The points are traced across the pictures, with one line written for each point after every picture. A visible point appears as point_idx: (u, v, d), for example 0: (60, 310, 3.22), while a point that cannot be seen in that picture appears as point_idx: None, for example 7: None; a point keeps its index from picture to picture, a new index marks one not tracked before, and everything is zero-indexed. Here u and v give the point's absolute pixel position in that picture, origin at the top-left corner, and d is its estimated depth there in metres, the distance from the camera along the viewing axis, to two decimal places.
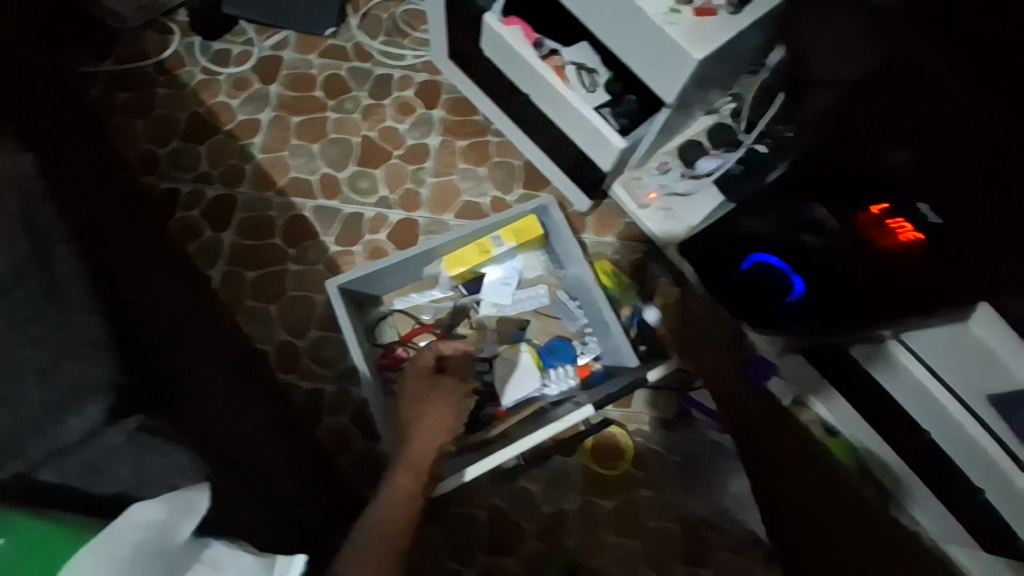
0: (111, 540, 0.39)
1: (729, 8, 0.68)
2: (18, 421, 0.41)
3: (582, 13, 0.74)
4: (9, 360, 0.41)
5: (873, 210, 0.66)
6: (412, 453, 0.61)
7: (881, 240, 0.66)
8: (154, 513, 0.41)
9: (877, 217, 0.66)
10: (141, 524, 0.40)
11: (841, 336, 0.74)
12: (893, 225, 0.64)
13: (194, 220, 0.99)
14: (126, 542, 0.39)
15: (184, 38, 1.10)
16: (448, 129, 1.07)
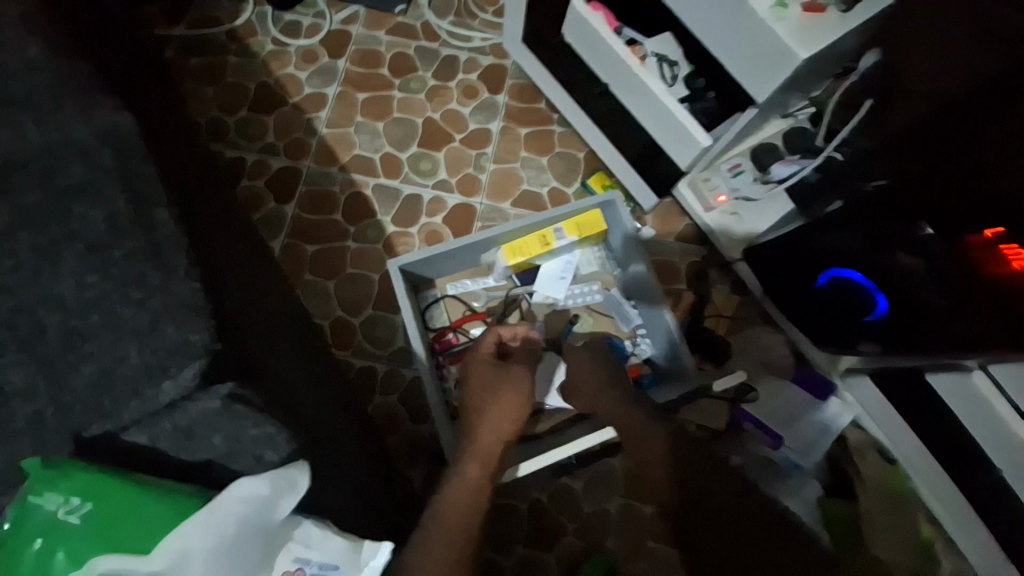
0: (214, 512, 0.39)
1: (840, 6, 0.64)
2: (129, 379, 0.43)
3: (676, 3, 0.71)
4: (117, 319, 0.44)
5: (986, 234, 0.55)
6: (480, 443, 0.61)
7: (990, 268, 0.55)
8: (257, 488, 0.40)
9: (990, 241, 0.55)
10: (244, 498, 0.40)
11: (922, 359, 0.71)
12: (1006, 252, 0.53)
13: (258, 190, 1.00)
14: (230, 517, 0.39)
15: (257, 6, 1.11)
16: (512, 115, 1.06)
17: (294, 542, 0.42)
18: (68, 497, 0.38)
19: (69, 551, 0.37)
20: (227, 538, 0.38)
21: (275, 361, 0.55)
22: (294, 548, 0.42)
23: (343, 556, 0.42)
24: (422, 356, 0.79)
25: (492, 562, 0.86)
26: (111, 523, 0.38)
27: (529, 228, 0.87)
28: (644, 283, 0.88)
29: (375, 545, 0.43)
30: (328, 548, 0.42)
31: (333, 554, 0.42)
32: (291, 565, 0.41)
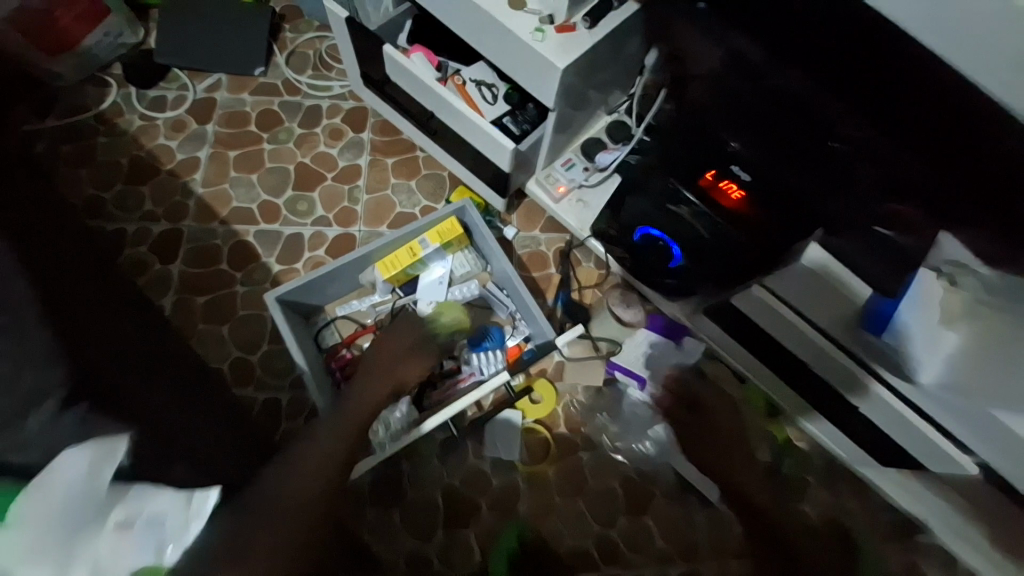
0: (47, 484, 0.46)
1: (586, 23, 0.80)
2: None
3: (474, 39, 0.86)
4: None
5: (709, 176, 0.77)
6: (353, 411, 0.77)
7: (721, 201, 0.78)
8: (79, 459, 0.48)
9: (712, 181, 0.77)
10: (70, 466, 0.47)
11: (737, 293, 0.89)
12: (724, 186, 0.76)
13: (143, 255, 1.05)
14: (60, 483, 0.46)
15: (121, 89, 1.18)
16: (378, 149, 1.17)
17: (129, 500, 0.48)
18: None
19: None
20: (56, 505, 0.45)
21: (151, 391, 0.62)
22: (127, 504, 0.48)
23: (172, 506, 0.49)
24: (306, 367, 0.87)
25: (419, 551, 0.94)
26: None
27: (397, 242, 0.99)
28: (508, 273, 1.01)
29: (204, 493, 0.51)
30: (164, 498, 0.50)
31: (167, 503, 0.49)
32: (124, 517, 0.47)
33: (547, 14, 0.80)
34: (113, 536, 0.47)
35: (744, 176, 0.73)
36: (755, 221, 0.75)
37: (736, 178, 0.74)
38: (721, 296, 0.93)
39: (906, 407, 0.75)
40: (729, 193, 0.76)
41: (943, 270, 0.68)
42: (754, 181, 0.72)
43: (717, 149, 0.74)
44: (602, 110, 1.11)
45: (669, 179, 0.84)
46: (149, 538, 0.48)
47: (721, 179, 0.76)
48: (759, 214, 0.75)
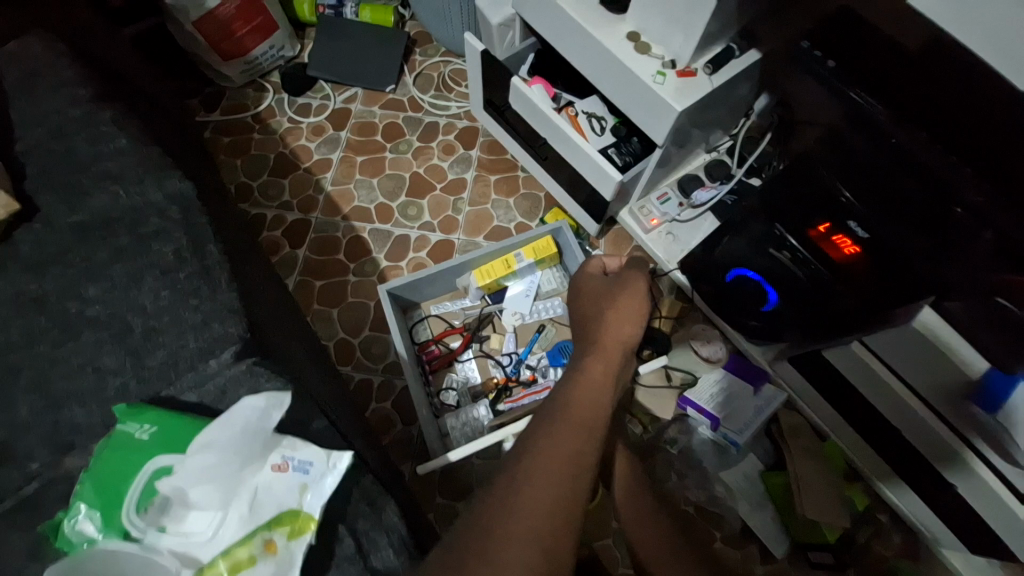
0: (224, 422, 0.50)
1: (707, 69, 0.85)
2: (173, 366, 0.58)
3: (596, 75, 0.93)
4: (160, 325, 0.59)
5: (820, 228, 0.78)
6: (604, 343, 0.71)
7: (829, 252, 0.78)
8: (256, 401, 0.51)
9: (824, 234, 0.78)
10: (247, 407, 0.51)
11: (826, 345, 0.87)
12: (837, 240, 0.76)
13: (276, 238, 1.22)
14: (238, 419, 0.50)
15: (276, 95, 1.38)
16: (483, 166, 1.28)
17: (282, 445, 0.51)
18: (142, 422, 0.52)
19: (133, 458, 0.49)
20: (232, 437, 0.50)
21: (289, 353, 0.72)
22: (282, 449, 0.51)
23: (315, 456, 0.50)
24: (405, 355, 0.97)
25: None
26: (169, 436, 0.51)
27: (495, 253, 1.07)
28: None
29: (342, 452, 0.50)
30: (310, 449, 0.51)
31: (311, 453, 0.50)
32: (279, 460, 0.50)
33: (669, 60, 0.85)
34: (270, 475, 0.49)
35: (859, 233, 0.73)
36: (862, 280, 0.75)
37: (851, 233, 0.74)
38: (809, 347, 0.90)
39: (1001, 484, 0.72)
40: (842, 246, 0.76)
41: None
42: (870, 236, 0.72)
43: (830, 198, 0.75)
44: (703, 148, 1.14)
45: (773, 225, 0.85)
46: (296, 481, 0.49)
47: (834, 233, 0.76)
48: (867, 268, 0.74)
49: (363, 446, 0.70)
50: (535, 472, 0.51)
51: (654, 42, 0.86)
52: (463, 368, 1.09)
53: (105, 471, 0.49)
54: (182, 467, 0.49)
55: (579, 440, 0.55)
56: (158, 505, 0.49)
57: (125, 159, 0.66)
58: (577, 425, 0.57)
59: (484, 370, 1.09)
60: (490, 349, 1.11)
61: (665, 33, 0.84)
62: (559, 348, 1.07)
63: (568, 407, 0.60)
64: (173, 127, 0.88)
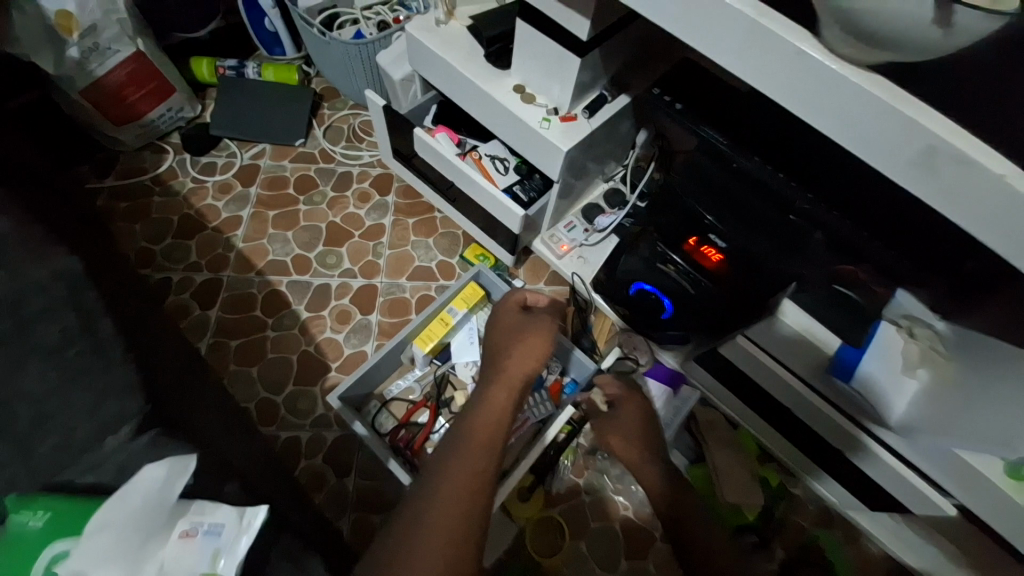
0: (123, 496, 0.48)
1: (585, 113, 0.96)
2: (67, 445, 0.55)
3: (491, 123, 1.02)
4: (43, 408, 0.54)
5: (692, 241, 0.90)
6: (510, 374, 0.78)
7: (703, 263, 0.90)
8: (158, 471, 0.51)
9: (695, 246, 0.90)
10: (148, 479, 0.50)
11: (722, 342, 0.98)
12: (705, 251, 0.89)
13: (185, 302, 1.16)
14: (138, 493, 0.49)
15: (177, 155, 1.35)
16: (400, 210, 1.32)
17: (190, 512, 0.51)
18: (36, 510, 0.47)
19: (24, 550, 0.45)
20: (134, 512, 0.48)
21: (202, 418, 0.70)
22: (190, 515, 0.50)
23: (229, 517, 0.51)
24: (339, 405, 0.96)
25: None
26: (68, 522, 0.47)
27: (429, 316, 1.09)
28: None
29: (257, 509, 0.52)
30: (221, 512, 0.51)
31: (223, 515, 0.51)
32: (187, 527, 0.49)
33: (552, 107, 0.96)
34: (176, 544, 0.49)
35: (719, 243, 0.87)
36: (729, 281, 0.88)
37: (714, 244, 0.88)
38: (710, 346, 1.02)
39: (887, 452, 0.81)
40: (709, 255, 0.89)
41: (901, 324, 0.78)
42: (730, 246, 0.86)
43: (694, 220, 0.89)
44: (600, 179, 1.25)
45: (659, 245, 0.96)
46: (207, 547, 0.49)
47: (702, 245, 0.89)
48: (733, 273, 0.88)
49: (288, 503, 0.68)
50: (442, 503, 0.57)
51: (538, 92, 0.96)
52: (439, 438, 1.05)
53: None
54: (74, 557, 0.45)
55: (481, 464, 0.63)
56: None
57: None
58: (478, 450, 0.64)
59: None
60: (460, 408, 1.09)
61: (544, 84, 0.94)
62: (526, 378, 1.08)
63: (475, 435, 0.67)
64: (56, 195, 0.84)
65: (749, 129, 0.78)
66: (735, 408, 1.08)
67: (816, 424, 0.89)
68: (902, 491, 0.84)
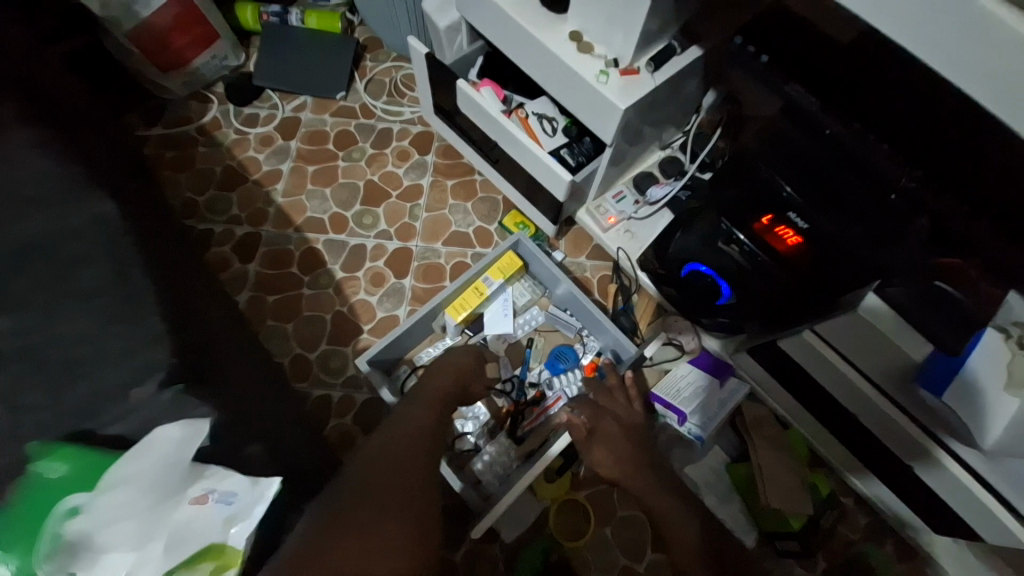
0: (142, 451, 0.49)
1: (649, 67, 0.85)
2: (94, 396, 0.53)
3: (543, 76, 0.92)
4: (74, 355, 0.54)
5: (764, 220, 0.80)
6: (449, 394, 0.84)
7: (773, 245, 0.80)
8: (175, 431, 0.51)
9: (768, 225, 0.80)
10: (164, 438, 0.50)
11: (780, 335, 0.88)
12: (781, 232, 0.78)
13: (225, 254, 1.17)
14: (154, 451, 0.49)
15: (222, 105, 1.34)
16: (439, 171, 1.26)
17: (204, 477, 0.50)
18: (55, 460, 0.49)
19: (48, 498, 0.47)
20: (148, 471, 0.48)
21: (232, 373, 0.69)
22: (204, 480, 0.50)
23: (242, 486, 0.50)
24: (366, 369, 0.95)
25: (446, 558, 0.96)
26: (90, 472, 0.49)
27: (463, 285, 1.04)
28: (574, 295, 1.04)
29: (270, 481, 0.51)
30: (233, 479, 0.50)
31: (236, 484, 0.50)
32: (200, 492, 0.49)
33: (612, 58, 0.85)
34: (189, 508, 0.48)
35: (801, 224, 0.75)
36: (806, 270, 0.78)
37: (794, 224, 0.77)
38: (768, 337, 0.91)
39: (968, 474, 0.71)
40: (785, 237, 0.78)
41: (1011, 331, 0.64)
42: (811, 228, 0.75)
43: (770, 192, 0.78)
44: (656, 145, 1.14)
45: (721, 221, 0.87)
46: (220, 514, 0.48)
47: (778, 224, 0.78)
48: (808, 259, 0.77)
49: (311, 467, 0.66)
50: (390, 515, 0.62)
51: (597, 41, 0.86)
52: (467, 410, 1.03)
53: (23, 513, 0.47)
54: (92, 511, 0.46)
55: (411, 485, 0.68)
56: (65, 554, 0.46)
57: (32, 168, 0.60)
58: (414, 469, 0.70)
59: (490, 402, 1.05)
60: None
61: (605, 33, 0.83)
62: (557, 355, 1.07)
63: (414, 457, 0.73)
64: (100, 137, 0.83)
65: (851, 86, 0.65)
66: (789, 407, 0.98)
67: (880, 430, 0.81)
68: (981, 521, 0.74)
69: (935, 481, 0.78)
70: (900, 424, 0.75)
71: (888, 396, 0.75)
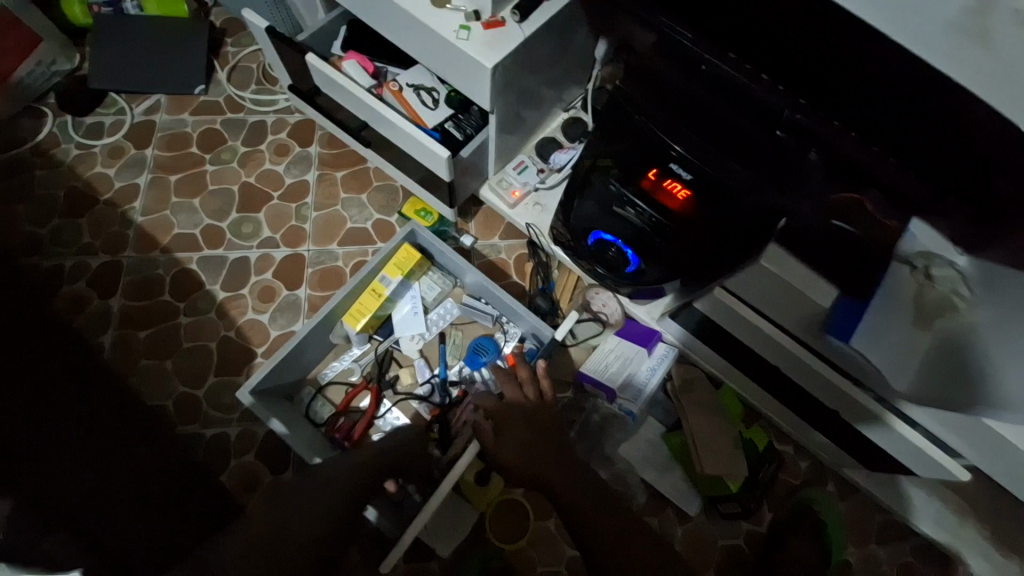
0: None
1: (515, 17, 0.74)
2: None
3: (403, 42, 0.81)
4: None
5: (651, 176, 0.73)
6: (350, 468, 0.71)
7: (664, 202, 0.74)
8: None
9: (655, 181, 0.73)
10: None
11: (697, 295, 0.81)
12: (669, 187, 0.73)
13: (80, 292, 1.01)
14: None
15: (57, 117, 1.14)
16: (326, 163, 1.12)
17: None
18: None
19: None
20: None
21: None
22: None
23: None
24: (247, 400, 0.81)
25: None
26: None
27: (357, 289, 0.94)
28: (481, 283, 0.96)
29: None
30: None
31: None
32: None
33: (473, 11, 0.74)
34: None
35: (684, 175, 0.71)
36: (701, 223, 0.72)
37: (678, 176, 0.72)
38: (686, 300, 0.85)
39: (879, 406, 0.70)
40: (674, 193, 0.73)
41: (914, 261, 0.60)
42: (695, 178, 0.71)
43: (659, 143, 0.72)
44: (559, 106, 1.04)
45: (608, 181, 0.77)
46: None
47: (664, 178, 0.73)
48: (700, 212, 0.72)
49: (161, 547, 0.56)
50: None
51: None
52: (386, 424, 0.96)
53: None
54: None
55: None
56: None
57: None
58: None
59: (410, 411, 0.97)
60: (406, 387, 0.99)
61: None
62: (476, 349, 0.99)
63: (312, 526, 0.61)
64: None
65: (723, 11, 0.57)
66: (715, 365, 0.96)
67: (804, 380, 0.78)
68: (904, 452, 0.74)
69: (864, 424, 0.75)
70: (821, 373, 0.72)
71: (810, 345, 0.70)
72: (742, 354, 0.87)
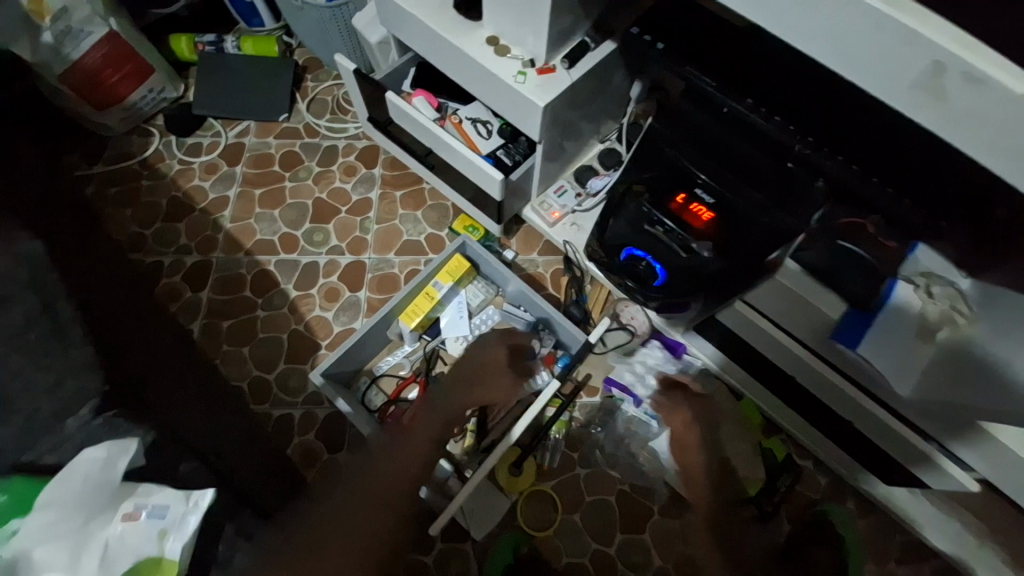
0: (63, 478, 0.48)
1: (565, 64, 0.88)
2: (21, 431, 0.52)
3: (466, 83, 0.95)
4: None
5: (680, 199, 0.83)
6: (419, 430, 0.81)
7: (691, 222, 0.83)
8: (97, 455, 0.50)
9: (683, 204, 0.83)
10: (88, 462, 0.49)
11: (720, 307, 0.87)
12: (695, 209, 0.82)
13: (176, 284, 1.17)
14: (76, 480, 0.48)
15: (163, 137, 1.34)
16: (387, 183, 1.27)
17: (136, 494, 0.49)
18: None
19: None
20: (73, 492, 0.48)
21: (175, 392, 0.68)
22: (135, 496, 0.49)
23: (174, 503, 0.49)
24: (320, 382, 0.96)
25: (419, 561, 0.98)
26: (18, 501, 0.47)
27: (414, 292, 1.07)
28: (522, 291, 1.07)
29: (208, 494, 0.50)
30: (166, 493, 0.49)
31: (168, 497, 0.49)
32: (131, 509, 0.48)
33: (529, 58, 0.88)
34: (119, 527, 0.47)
35: (708, 199, 0.81)
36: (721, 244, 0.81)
37: (703, 200, 0.82)
38: (707, 314, 0.92)
39: (886, 415, 0.76)
40: (699, 215, 0.82)
41: (918, 283, 0.71)
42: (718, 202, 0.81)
43: (688, 172, 0.83)
44: (595, 139, 1.17)
45: (640, 202, 0.86)
46: (153, 529, 0.47)
47: (691, 202, 0.82)
48: (722, 232, 0.81)
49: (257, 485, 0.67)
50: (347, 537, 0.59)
51: (513, 43, 0.89)
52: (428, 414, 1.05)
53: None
54: (24, 529, 0.46)
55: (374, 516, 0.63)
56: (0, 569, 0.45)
57: None
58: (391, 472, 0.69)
59: None
60: None
61: (519, 33, 0.86)
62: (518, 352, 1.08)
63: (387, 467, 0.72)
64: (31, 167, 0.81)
65: None
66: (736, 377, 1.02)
67: (822, 394, 0.83)
68: (913, 462, 0.78)
69: (872, 433, 0.81)
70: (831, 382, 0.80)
71: (822, 354, 0.78)
72: (759, 365, 0.94)
